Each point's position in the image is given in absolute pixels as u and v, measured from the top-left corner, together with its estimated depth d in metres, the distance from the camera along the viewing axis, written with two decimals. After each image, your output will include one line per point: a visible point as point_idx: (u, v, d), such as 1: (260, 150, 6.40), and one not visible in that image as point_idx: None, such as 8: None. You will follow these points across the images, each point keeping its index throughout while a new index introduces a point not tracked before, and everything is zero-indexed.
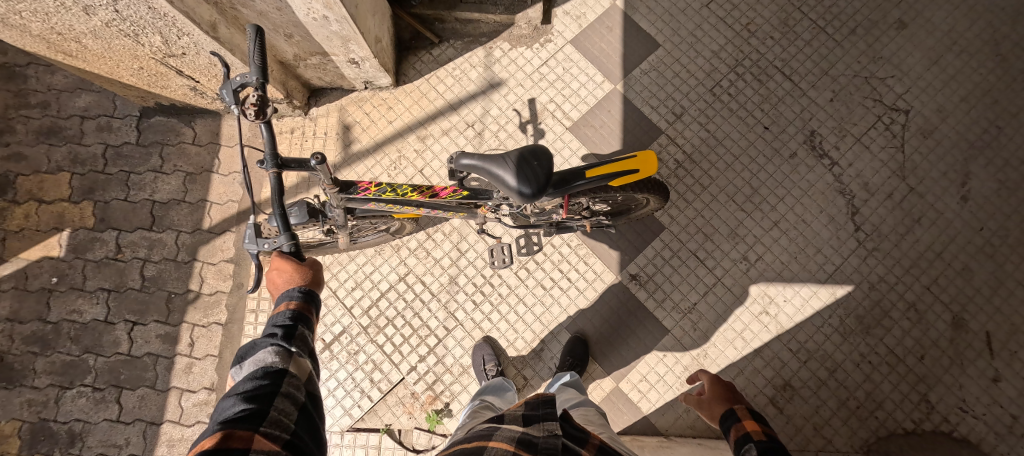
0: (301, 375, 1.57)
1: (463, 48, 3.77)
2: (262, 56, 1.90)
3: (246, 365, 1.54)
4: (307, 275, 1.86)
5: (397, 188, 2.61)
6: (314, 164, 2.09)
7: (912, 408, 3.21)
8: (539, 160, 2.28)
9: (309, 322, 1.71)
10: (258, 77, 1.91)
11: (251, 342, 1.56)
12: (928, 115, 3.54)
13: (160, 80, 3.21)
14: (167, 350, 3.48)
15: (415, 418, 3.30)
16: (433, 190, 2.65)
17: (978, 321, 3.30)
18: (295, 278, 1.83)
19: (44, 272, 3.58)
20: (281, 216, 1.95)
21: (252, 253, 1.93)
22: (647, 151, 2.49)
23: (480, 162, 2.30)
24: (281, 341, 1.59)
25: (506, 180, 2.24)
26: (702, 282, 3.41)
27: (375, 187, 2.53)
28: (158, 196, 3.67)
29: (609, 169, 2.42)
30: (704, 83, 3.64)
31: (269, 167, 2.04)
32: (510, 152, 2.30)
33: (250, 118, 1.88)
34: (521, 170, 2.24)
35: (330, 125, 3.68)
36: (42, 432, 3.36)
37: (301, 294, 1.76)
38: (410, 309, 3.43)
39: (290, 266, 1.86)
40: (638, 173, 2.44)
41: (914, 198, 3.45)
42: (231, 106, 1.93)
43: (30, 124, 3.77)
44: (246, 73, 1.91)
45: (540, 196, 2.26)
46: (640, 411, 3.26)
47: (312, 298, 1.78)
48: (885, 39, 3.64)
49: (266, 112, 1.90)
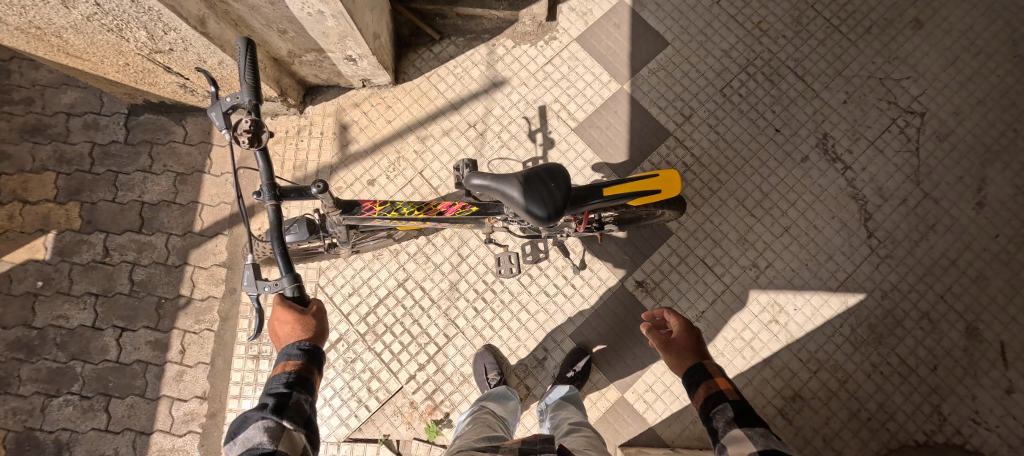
0: (293, 455, 1.44)
1: (465, 45, 3.64)
2: (253, 74, 1.80)
3: (236, 445, 1.41)
4: (313, 326, 1.73)
5: (402, 206, 2.51)
6: (315, 192, 2.04)
7: (924, 419, 3.13)
8: (557, 180, 2.17)
9: (308, 385, 1.57)
10: (251, 97, 1.81)
11: (241, 416, 1.43)
12: (944, 117, 3.43)
13: (148, 77, 3.06)
14: (157, 358, 3.36)
15: (414, 429, 3.20)
16: (440, 207, 2.55)
17: (993, 331, 3.22)
18: (297, 330, 1.71)
19: (29, 276, 3.45)
20: (283, 255, 1.82)
21: (251, 296, 1.77)
22: (669, 171, 2.46)
23: (491, 182, 2.16)
24: (271, 415, 1.45)
25: (522, 201, 2.12)
26: (711, 289, 3.31)
27: (380, 206, 2.44)
28: (148, 198, 3.53)
29: (630, 188, 2.39)
30: (714, 83, 3.52)
31: (267, 198, 1.92)
32: (525, 171, 2.19)
33: (243, 146, 1.77)
34: (538, 192, 2.14)
35: (326, 125, 3.55)
36: (28, 442, 3.26)
37: (304, 351, 1.63)
38: (409, 316, 3.32)
39: (294, 316, 1.73)
40: (659, 193, 2.41)
41: (929, 203, 3.35)
42: (222, 130, 1.82)
43: (14, 122, 3.63)
44: (235, 95, 1.81)
45: (556, 219, 2.16)
46: (646, 422, 3.17)
47: (315, 355, 1.65)
48: (901, 38, 3.53)
49: (261, 138, 1.79)
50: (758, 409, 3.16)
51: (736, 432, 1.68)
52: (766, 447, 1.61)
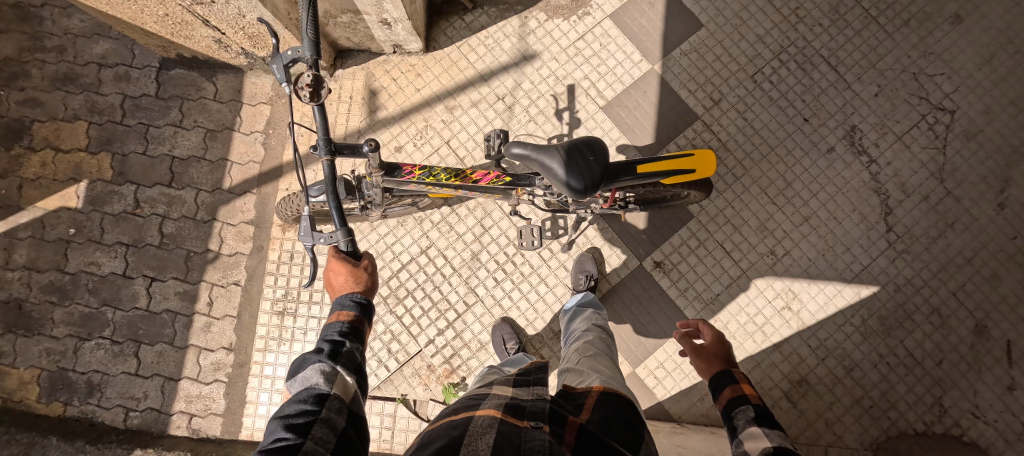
0: (344, 397, 1.52)
1: (497, 17, 3.62)
2: (315, 30, 1.86)
3: (295, 383, 1.53)
4: (366, 280, 1.82)
5: (440, 172, 2.59)
6: (366, 150, 2.15)
7: (925, 410, 3.24)
8: (598, 157, 2.23)
9: (360, 335, 1.65)
10: (312, 53, 1.86)
11: (301, 357, 1.54)
12: (974, 116, 3.42)
13: (185, 29, 3.08)
14: (185, 309, 3.47)
15: (431, 390, 3.33)
16: (476, 176, 2.62)
17: (1000, 329, 3.29)
18: (351, 283, 1.79)
19: (62, 223, 3.55)
20: (339, 208, 1.87)
21: (307, 246, 1.86)
22: (705, 152, 2.52)
23: (530, 151, 2.22)
24: (326, 359, 1.54)
25: (560, 171, 2.16)
26: (727, 273, 3.38)
27: (419, 170, 2.53)
28: (177, 152, 3.58)
29: (664, 167, 2.43)
30: (746, 68, 3.50)
31: (323, 153, 1.96)
32: (565, 143, 2.24)
33: (305, 100, 1.81)
34: (577, 164, 2.18)
35: (355, 89, 3.57)
36: (62, 380, 3.43)
37: (357, 303, 1.71)
38: (430, 282, 3.41)
39: (347, 269, 1.81)
40: (694, 173, 2.48)
41: (950, 201, 3.38)
42: (282, 82, 1.86)
43: (46, 69, 3.66)
44: (298, 48, 1.85)
45: (591, 192, 2.20)
46: (655, 397, 3.29)
47: (367, 308, 1.72)
48: (939, 33, 3.48)
49: (322, 93, 1.83)
50: (764, 391, 3.27)
51: (755, 431, 1.77)
52: (777, 441, 1.71)
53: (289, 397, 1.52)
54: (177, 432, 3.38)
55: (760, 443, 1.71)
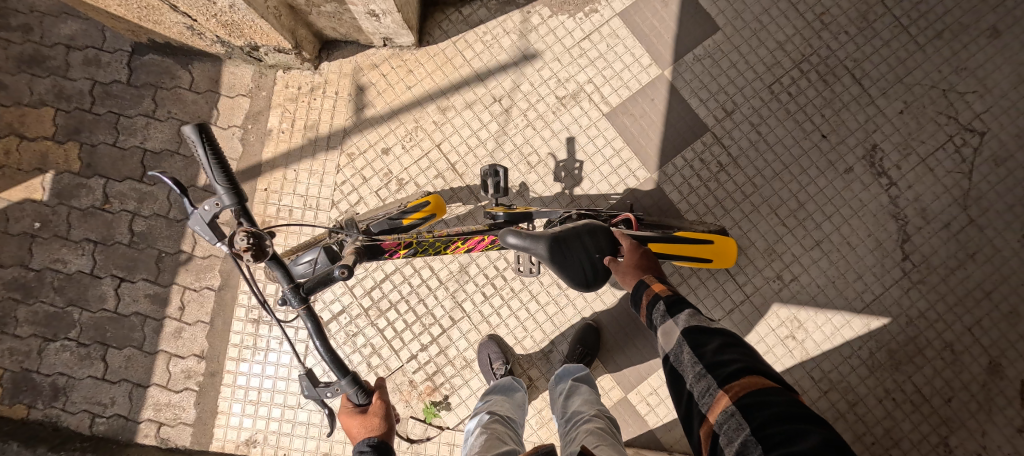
0: None
1: (497, 10, 3.34)
2: (226, 175, 1.67)
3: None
4: (378, 424, 1.81)
5: (427, 246, 2.61)
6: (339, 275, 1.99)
7: (929, 449, 3.07)
8: (600, 252, 2.18)
9: None
10: (233, 201, 1.69)
11: None
12: (1005, 139, 3.18)
13: (153, 14, 2.83)
14: (156, 312, 3.28)
15: (411, 408, 3.16)
16: (468, 246, 2.65)
17: (1016, 368, 3.10)
18: (366, 429, 1.80)
19: (26, 216, 3.34)
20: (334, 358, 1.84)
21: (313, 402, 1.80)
22: (727, 241, 2.67)
23: (529, 243, 1.97)
24: None
25: (563, 265, 2.04)
26: (729, 298, 3.18)
27: (405, 250, 2.56)
28: (150, 145, 3.36)
29: (682, 248, 2.58)
30: (763, 78, 3.25)
31: (296, 304, 1.89)
32: (569, 234, 2.10)
33: (249, 263, 1.72)
34: (580, 260, 2.10)
35: (341, 84, 3.33)
36: (25, 382, 3.27)
37: (371, 446, 1.70)
38: (415, 294, 3.21)
39: (357, 419, 1.82)
40: (710, 263, 2.67)
41: (973, 230, 3.16)
42: (215, 243, 1.72)
43: (10, 50, 3.40)
44: (216, 198, 1.68)
45: (593, 287, 2.15)
46: (646, 424, 3.13)
47: (383, 450, 1.71)
48: (974, 47, 3.22)
49: (266, 250, 1.74)
50: None
51: (667, 323, 1.88)
52: (687, 325, 1.80)
53: None
54: (145, 441, 3.22)
55: (673, 336, 1.81)
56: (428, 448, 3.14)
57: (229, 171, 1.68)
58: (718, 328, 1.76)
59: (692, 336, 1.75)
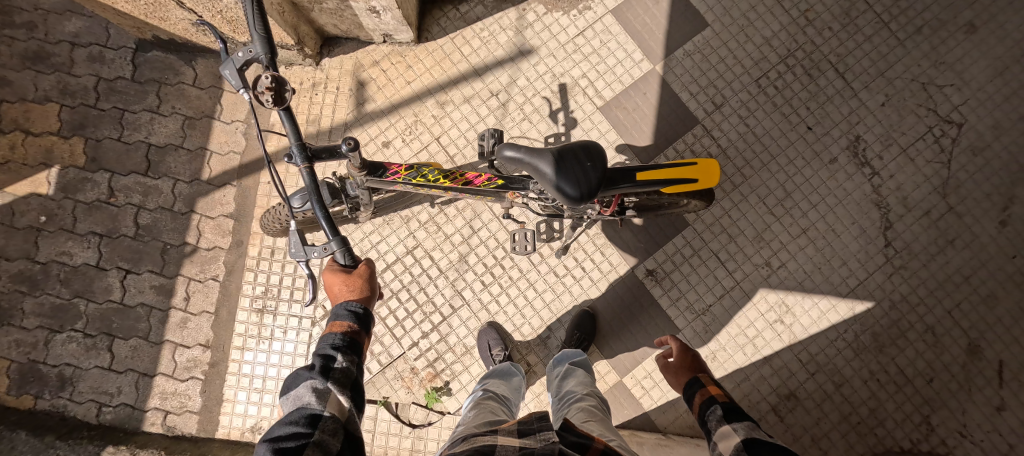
0: (340, 416, 1.52)
1: (493, 8, 3.45)
2: (263, 26, 1.81)
3: (288, 402, 1.54)
4: (362, 287, 1.80)
5: (427, 173, 2.53)
6: (346, 150, 2.05)
7: (912, 428, 3.20)
8: (592, 162, 2.17)
9: (356, 348, 1.65)
10: (264, 50, 1.82)
11: (293, 375, 1.56)
12: (982, 130, 3.31)
13: (159, 10, 2.91)
14: (161, 303, 3.36)
15: (413, 393, 3.25)
16: (467, 178, 2.56)
17: (994, 350, 3.23)
18: (349, 289, 1.78)
19: (32, 210, 3.40)
20: (330, 223, 1.86)
21: (299, 261, 1.80)
22: (709, 160, 2.50)
23: (524, 154, 2.18)
24: (318, 376, 1.56)
25: (553, 177, 2.12)
26: (720, 284, 3.29)
27: (405, 171, 2.47)
28: (154, 140, 3.43)
29: (665, 174, 2.40)
30: (751, 72, 3.37)
31: (300, 162, 1.91)
32: (560, 147, 2.19)
33: (267, 105, 1.76)
34: (571, 170, 2.14)
35: (342, 79, 3.41)
36: (32, 373, 3.32)
37: (353, 313, 1.71)
38: (416, 283, 3.31)
39: (341, 278, 1.79)
40: (696, 183, 2.45)
41: (952, 218, 3.29)
42: (238, 87, 1.81)
43: (16, 47, 3.46)
44: (250, 46, 1.82)
45: (588, 201, 2.15)
46: (641, 406, 3.23)
47: (365, 318, 1.72)
48: (952, 42, 3.35)
49: (285, 96, 1.79)
50: (752, 403, 3.21)
51: (724, 427, 1.94)
52: (746, 436, 1.84)
53: (281, 416, 1.53)
54: (152, 429, 3.29)
55: (731, 442, 1.85)
56: (430, 433, 3.22)
57: (269, 24, 1.83)
58: (777, 445, 1.77)
59: (751, 449, 1.76)
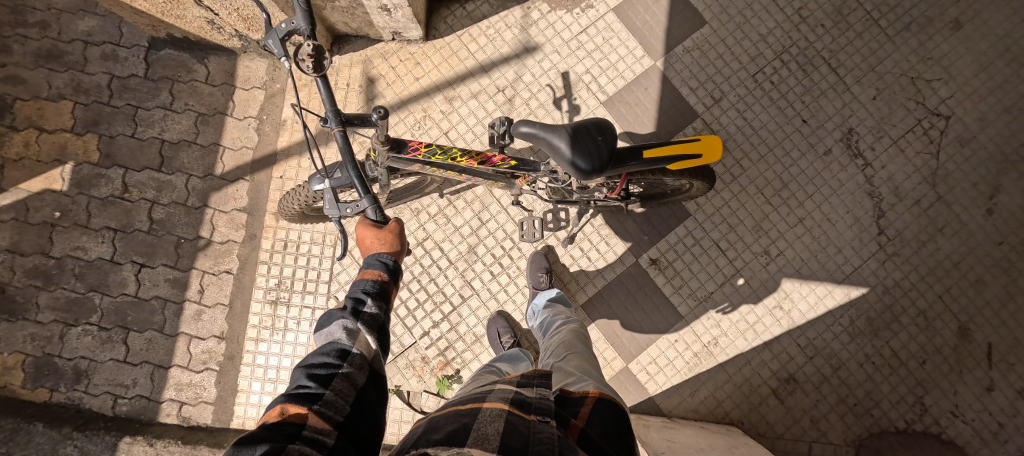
0: (366, 354, 1.60)
1: (499, 6, 3.56)
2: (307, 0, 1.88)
3: (321, 336, 1.61)
4: (393, 241, 1.86)
5: (446, 151, 2.58)
6: (376, 118, 2.02)
7: (906, 409, 3.33)
8: (603, 136, 2.28)
9: (385, 296, 1.72)
10: (306, 23, 1.89)
11: (326, 313, 1.62)
12: (969, 123, 3.46)
13: (176, 8, 2.99)
14: (176, 296, 3.42)
15: (425, 382, 3.33)
16: (482, 157, 2.62)
17: (983, 333, 3.37)
18: (381, 243, 1.84)
19: (47, 206, 3.45)
20: (360, 180, 1.96)
21: (334, 217, 1.97)
22: (711, 135, 2.48)
23: (540, 130, 2.29)
24: (349, 316, 1.62)
25: (566, 151, 2.24)
26: (721, 272, 3.41)
27: (425, 147, 2.50)
28: (168, 136, 3.49)
29: (669, 151, 2.42)
30: (748, 68, 3.50)
31: (334, 125, 1.98)
32: (573, 123, 2.30)
33: (307, 71, 1.82)
34: (583, 144, 2.25)
35: (352, 75, 3.50)
36: (47, 367, 3.37)
37: (384, 263, 1.77)
38: (426, 274, 3.39)
39: (373, 231, 1.85)
40: (700, 158, 2.44)
41: (941, 206, 3.43)
42: (280, 55, 1.89)
43: (29, 45, 3.51)
44: (292, 20, 1.89)
45: (599, 174, 2.27)
46: (647, 391, 3.34)
47: (395, 270, 1.79)
48: (938, 38, 3.50)
49: (323, 64, 1.84)
50: (752, 387, 3.34)
51: None
52: None
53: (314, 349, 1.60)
54: (167, 420, 3.34)
55: None
56: None
57: None
58: None
59: None
